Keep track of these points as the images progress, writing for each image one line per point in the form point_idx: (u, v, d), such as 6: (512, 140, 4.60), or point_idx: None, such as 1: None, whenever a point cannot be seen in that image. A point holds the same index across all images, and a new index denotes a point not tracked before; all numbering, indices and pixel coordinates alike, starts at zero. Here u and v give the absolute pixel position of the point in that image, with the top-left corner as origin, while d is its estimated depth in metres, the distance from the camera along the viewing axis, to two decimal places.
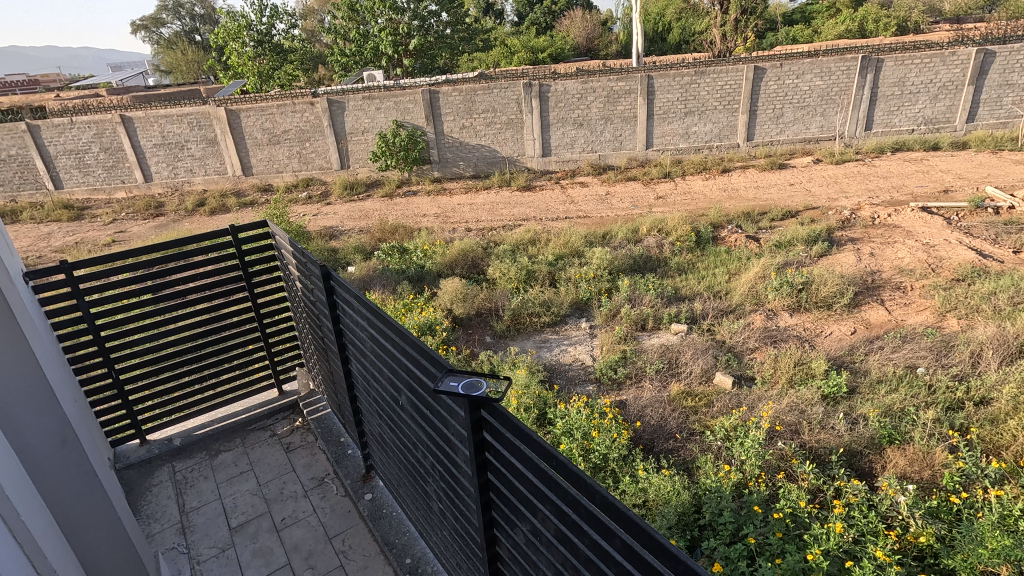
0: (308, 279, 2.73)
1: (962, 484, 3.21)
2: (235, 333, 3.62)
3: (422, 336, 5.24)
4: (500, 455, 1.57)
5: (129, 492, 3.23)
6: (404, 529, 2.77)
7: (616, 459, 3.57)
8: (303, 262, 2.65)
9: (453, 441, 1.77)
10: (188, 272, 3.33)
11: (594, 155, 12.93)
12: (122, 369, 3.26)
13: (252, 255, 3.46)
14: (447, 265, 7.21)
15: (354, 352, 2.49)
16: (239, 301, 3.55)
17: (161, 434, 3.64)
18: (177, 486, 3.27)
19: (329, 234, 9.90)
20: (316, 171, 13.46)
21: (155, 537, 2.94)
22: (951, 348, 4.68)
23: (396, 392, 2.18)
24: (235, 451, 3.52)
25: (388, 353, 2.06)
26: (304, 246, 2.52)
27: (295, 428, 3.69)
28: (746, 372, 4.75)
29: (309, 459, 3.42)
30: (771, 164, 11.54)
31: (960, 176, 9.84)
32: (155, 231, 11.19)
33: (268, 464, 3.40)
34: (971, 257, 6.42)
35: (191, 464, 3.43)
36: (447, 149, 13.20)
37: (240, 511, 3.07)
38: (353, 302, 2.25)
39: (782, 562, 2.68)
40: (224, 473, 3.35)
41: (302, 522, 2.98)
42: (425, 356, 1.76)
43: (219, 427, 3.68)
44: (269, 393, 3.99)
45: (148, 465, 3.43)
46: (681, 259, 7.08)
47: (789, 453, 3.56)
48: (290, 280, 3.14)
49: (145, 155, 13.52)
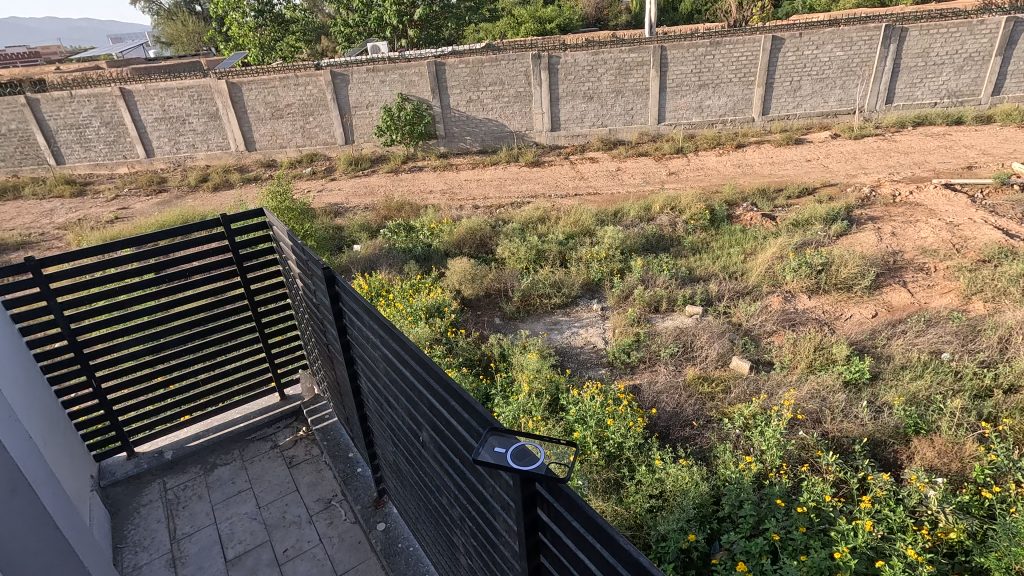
0: (311, 280, 2.54)
1: (993, 477, 3.08)
2: (231, 335, 3.43)
3: (430, 318, 5.16)
4: (556, 538, 1.30)
5: (115, 513, 3.07)
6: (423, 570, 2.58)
7: (632, 449, 3.47)
8: (307, 263, 2.47)
9: (492, 507, 1.52)
10: (174, 275, 3.12)
11: (605, 129, 12.60)
12: (103, 379, 3.06)
13: (245, 248, 3.24)
14: (454, 244, 7.04)
15: (368, 370, 2.29)
16: (233, 299, 3.34)
17: (151, 445, 3.46)
18: (168, 507, 3.11)
19: (335, 211, 9.76)
20: (320, 146, 13.21)
21: (143, 569, 2.77)
22: (978, 333, 4.52)
23: (420, 429, 1.94)
24: (232, 466, 3.37)
25: (409, 384, 1.86)
26: (310, 247, 2.31)
27: (298, 440, 3.54)
28: (763, 356, 4.61)
29: (314, 477, 3.27)
30: (786, 139, 11.21)
31: (984, 152, 9.52)
32: (159, 208, 11.06)
33: (268, 484, 3.24)
34: (998, 237, 6.20)
35: (184, 481, 3.27)
36: (454, 123, 12.89)
37: (237, 540, 2.90)
38: (372, 321, 2.01)
39: (807, 559, 2.58)
40: (220, 493, 3.18)
41: (306, 555, 2.81)
42: (458, 399, 1.53)
43: (215, 438, 3.51)
44: (269, 398, 3.82)
45: (136, 481, 3.26)
46: (695, 238, 6.89)
47: (811, 443, 3.42)
48: (294, 280, 2.94)
49: (146, 129, 13.29)
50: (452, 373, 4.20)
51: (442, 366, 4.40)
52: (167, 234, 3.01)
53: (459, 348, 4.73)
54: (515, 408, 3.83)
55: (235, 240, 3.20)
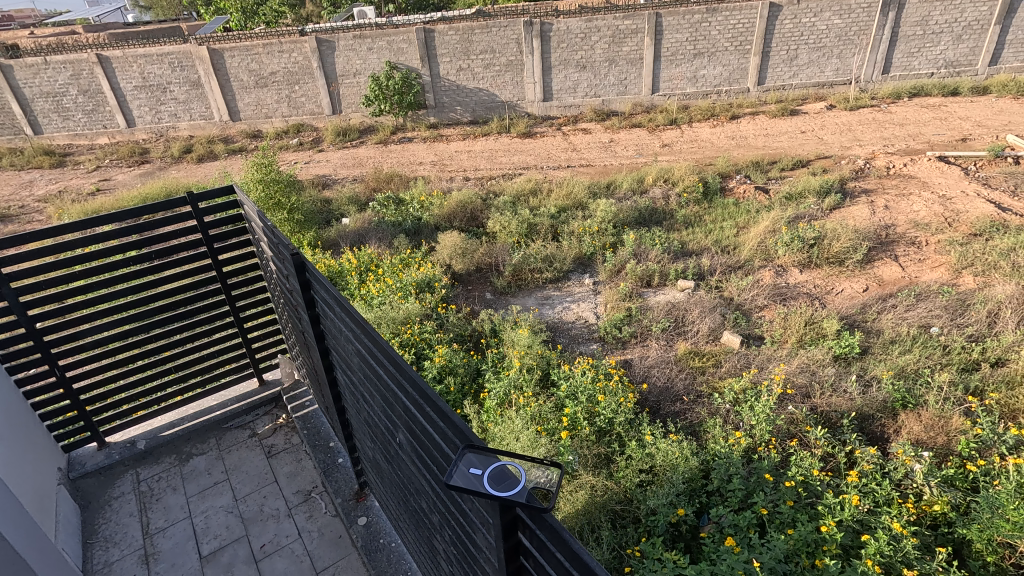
0: (281, 264, 2.40)
1: (978, 451, 3.12)
2: (204, 320, 3.23)
3: (420, 294, 5.11)
4: (538, 564, 1.22)
5: (85, 507, 2.92)
6: (405, 567, 2.48)
7: (622, 424, 3.48)
8: (277, 246, 2.32)
9: (471, 522, 1.44)
10: (139, 257, 2.91)
11: (598, 99, 12.37)
12: (67, 368, 2.87)
13: (215, 228, 3.04)
14: (445, 218, 6.92)
15: (342, 362, 2.18)
16: (204, 281, 3.14)
17: (122, 435, 3.29)
18: (140, 500, 2.96)
19: (323, 183, 9.58)
20: (306, 116, 12.90)
21: (113, 566, 2.63)
22: (967, 307, 4.53)
23: (396, 430, 1.85)
24: (208, 456, 3.21)
25: (384, 383, 1.75)
26: (279, 232, 2.14)
27: (278, 428, 3.39)
28: (754, 331, 4.62)
29: (294, 468, 3.12)
30: (782, 110, 11.07)
31: (979, 124, 9.45)
32: (141, 180, 10.81)
33: (246, 475, 3.08)
34: (990, 211, 6.19)
35: (158, 472, 3.12)
36: (444, 93, 12.59)
37: (213, 535, 2.76)
38: (346, 317, 1.88)
39: (794, 533, 2.62)
40: (195, 484, 3.03)
41: (285, 551, 2.67)
42: (435, 408, 1.43)
43: (190, 426, 3.34)
44: (248, 384, 3.65)
45: (108, 473, 3.10)
46: (688, 211, 6.82)
47: (800, 417, 3.44)
48: (267, 264, 2.79)
49: (126, 98, 12.89)
50: (442, 348, 4.17)
51: (432, 342, 4.36)
52: (128, 213, 2.81)
53: (450, 324, 4.68)
54: (505, 384, 3.81)
55: (204, 220, 2.98)
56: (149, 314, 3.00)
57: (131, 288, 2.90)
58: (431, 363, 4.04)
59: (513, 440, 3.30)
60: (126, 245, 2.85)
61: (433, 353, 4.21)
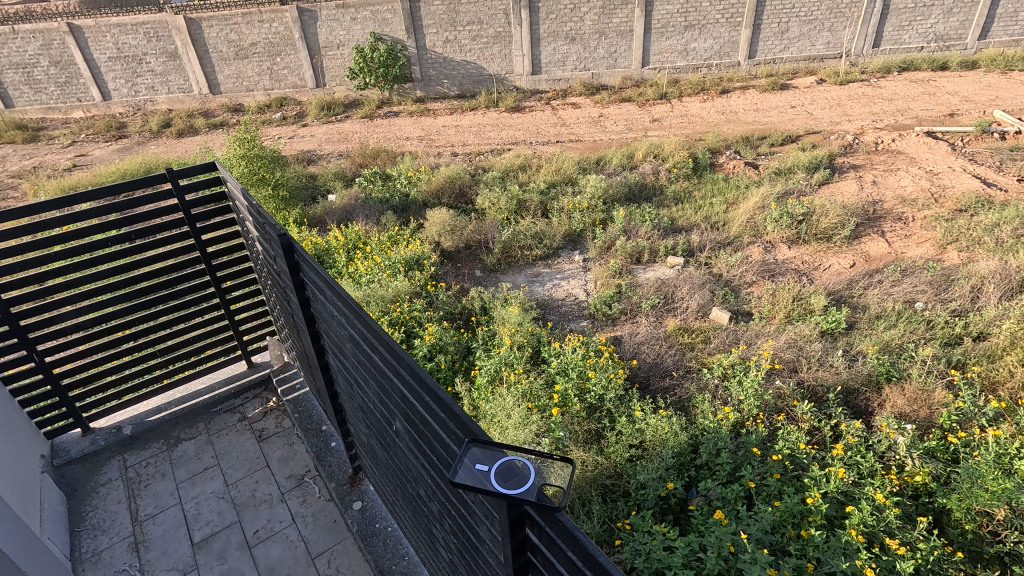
0: (268, 245, 2.33)
1: (959, 423, 3.19)
2: (189, 302, 3.15)
3: (409, 271, 5.06)
4: (546, 559, 1.21)
5: (70, 494, 2.88)
6: (402, 552, 2.48)
7: (613, 400, 3.50)
8: (262, 225, 2.24)
9: (475, 515, 1.43)
10: (119, 237, 2.82)
11: (587, 73, 12.18)
12: (46, 353, 2.79)
13: (197, 206, 2.94)
14: (433, 194, 6.83)
15: (334, 347, 2.13)
16: (187, 263, 3.06)
17: (107, 420, 3.24)
18: (128, 487, 2.93)
19: (308, 159, 9.38)
20: (289, 89, 12.57)
21: (102, 555, 2.61)
22: (951, 282, 4.58)
23: (392, 418, 1.81)
24: (197, 441, 3.18)
25: (379, 371, 1.70)
26: (266, 213, 2.07)
27: (269, 411, 3.36)
28: (743, 307, 4.65)
29: (286, 452, 3.11)
30: (772, 84, 10.99)
31: (967, 99, 9.46)
32: (119, 155, 10.51)
33: (237, 460, 3.06)
34: (975, 187, 6.24)
35: (146, 458, 3.09)
36: (430, 66, 12.32)
37: (204, 522, 2.75)
38: (338, 304, 1.82)
39: (781, 505, 2.68)
40: (185, 470, 3.01)
41: (279, 536, 2.67)
42: (435, 399, 1.38)
43: (178, 411, 3.30)
44: (236, 366, 3.60)
45: (94, 459, 3.06)
46: (678, 187, 6.80)
47: (787, 392, 3.49)
48: (254, 245, 2.72)
49: (100, 70, 12.44)
50: (432, 327, 4.15)
51: (422, 320, 4.33)
52: (105, 190, 2.71)
53: (440, 301, 4.64)
54: (496, 361, 3.81)
55: (185, 198, 2.89)
56: (131, 296, 2.92)
57: (111, 268, 2.81)
58: (421, 341, 4.03)
59: (504, 417, 3.32)
60: (105, 225, 2.76)
61: (423, 331, 4.19)
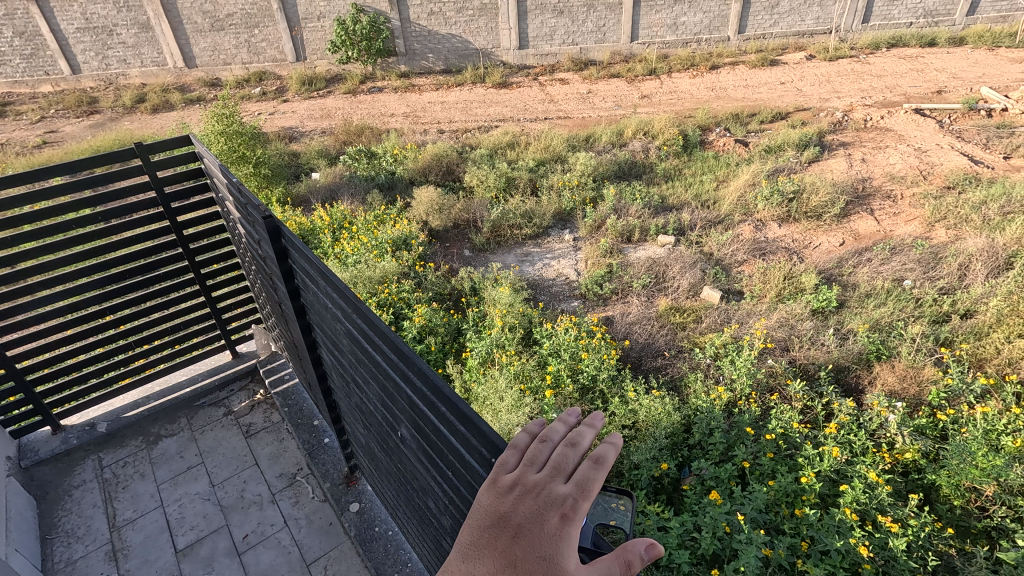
0: (254, 229, 2.20)
1: (948, 400, 3.21)
2: (165, 290, 3.02)
3: (396, 252, 4.96)
4: None
5: (41, 498, 2.77)
6: (405, 558, 2.39)
7: (606, 381, 3.47)
8: (246, 208, 2.11)
9: None
10: (88, 219, 2.67)
11: (575, 48, 11.95)
12: (8, 345, 2.63)
13: (172, 185, 2.79)
14: (420, 172, 6.68)
15: (331, 340, 2.01)
16: (164, 248, 2.92)
17: (80, 417, 3.12)
18: (105, 489, 2.82)
19: (289, 135, 9.12)
20: (268, 63, 12.18)
21: (79, 564, 2.49)
22: (940, 260, 4.59)
23: (397, 423, 1.69)
24: (179, 438, 3.09)
25: (382, 372, 1.57)
26: (255, 197, 1.94)
27: (256, 405, 3.28)
28: (734, 286, 4.63)
29: (275, 449, 3.02)
30: (761, 60, 10.88)
31: (955, 76, 9.45)
32: (91, 131, 10.13)
33: (222, 458, 2.97)
34: (963, 164, 6.26)
35: (123, 457, 2.99)
36: (414, 39, 11.99)
37: (189, 527, 2.65)
38: (335, 297, 1.69)
39: (775, 484, 2.68)
40: (167, 470, 2.91)
41: (270, 542, 2.57)
42: (450, 408, 1.23)
43: (156, 406, 3.20)
44: (220, 356, 3.52)
45: (66, 459, 2.95)
46: (668, 165, 6.73)
47: (779, 371, 3.49)
48: (238, 230, 2.60)
49: (68, 41, 11.92)
50: (421, 308, 4.08)
51: (411, 301, 4.25)
52: (72, 168, 2.56)
53: (429, 282, 4.56)
54: (487, 342, 3.76)
55: (160, 177, 2.74)
56: (101, 285, 2.78)
57: (78, 253, 2.67)
58: (411, 323, 3.95)
59: (497, 399, 3.27)
60: (72, 205, 2.61)
61: (412, 312, 4.11)
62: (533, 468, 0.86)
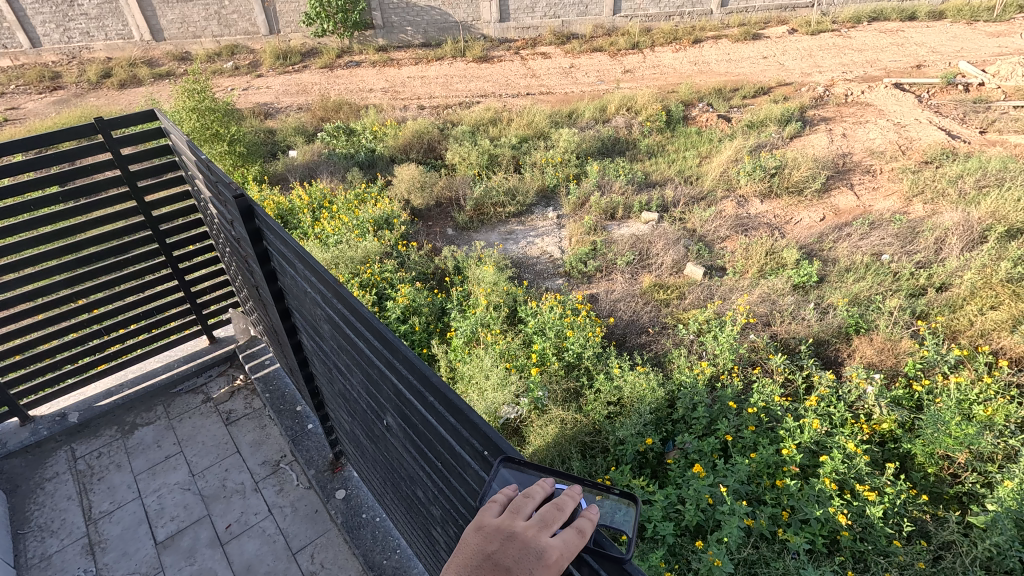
0: (227, 211, 2.14)
1: (923, 370, 3.30)
2: (136, 274, 2.94)
3: (378, 231, 4.89)
4: None
5: (13, 492, 2.71)
6: (393, 544, 2.41)
7: (591, 357, 3.49)
8: (217, 187, 2.04)
9: None
10: (53, 201, 2.56)
11: (557, 21, 11.73)
12: None
13: (137, 164, 2.68)
14: (400, 149, 6.55)
15: (309, 325, 1.98)
16: (133, 232, 2.82)
17: (49, 407, 3.05)
18: (80, 480, 2.77)
19: (265, 112, 8.86)
20: (241, 36, 11.77)
21: (56, 557, 2.46)
22: (917, 235, 4.66)
23: (383, 412, 1.66)
24: (155, 427, 3.04)
25: (366, 359, 1.54)
26: (226, 176, 1.88)
27: (236, 391, 3.24)
28: (717, 262, 4.65)
29: (257, 436, 2.99)
30: (744, 34, 10.80)
31: (934, 50, 9.49)
32: (55, 108, 9.73)
33: (202, 446, 2.93)
34: (941, 139, 6.33)
35: (97, 447, 2.94)
36: (392, 11, 11.66)
37: (169, 517, 2.61)
38: (314, 282, 1.64)
39: (756, 456, 2.73)
40: (144, 460, 2.87)
41: (254, 531, 2.55)
42: (440, 400, 1.20)
43: (131, 394, 3.14)
44: (196, 342, 3.46)
45: (38, 450, 2.89)
46: (651, 141, 6.69)
47: (761, 345, 3.55)
48: (209, 211, 2.52)
49: (26, 12, 11.38)
50: (405, 288, 4.04)
51: (393, 282, 4.21)
52: (30, 149, 2.43)
53: (412, 262, 4.51)
54: (472, 322, 3.74)
55: (125, 155, 2.62)
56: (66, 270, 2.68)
57: (40, 236, 2.56)
58: (394, 304, 3.91)
59: (482, 378, 3.27)
60: (33, 186, 2.48)
61: (395, 293, 4.07)
62: (521, 515, 0.85)
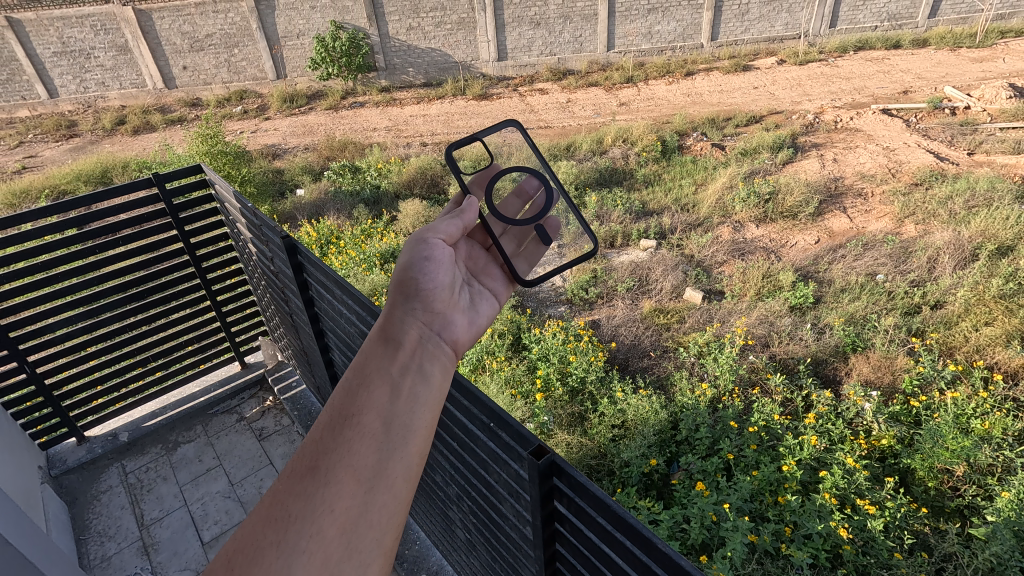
0: (265, 245, 2.30)
1: (920, 387, 3.37)
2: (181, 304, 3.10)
3: (384, 264, 5.03)
4: (576, 530, 1.21)
5: (71, 504, 2.80)
6: (413, 537, 2.43)
7: (594, 382, 3.57)
8: (260, 229, 2.19)
9: (497, 494, 1.46)
10: (110, 240, 2.74)
11: (553, 58, 12.18)
12: (37, 363, 2.71)
13: (183, 208, 2.85)
14: (405, 185, 6.77)
15: (339, 342, 2.13)
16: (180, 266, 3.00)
17: (103, 427, 3.16)
18: (131, 492, 2.85)
19: (273, 152, 9.19)
20: (249, 82, 12.22)
21: (112, 561, 2.54)
22: (909, 255, 4.76)
23: None
24: (196, 443, 3.11)
25: None
26: (262, 212, 2.07)
27: (265, 410, 3.29)
28: (715, 286, 4.77)
29: (287, 449, 3.05)
30: (735, 66, 11.16)
31: (920, 76, 9.77)
32: (71, 155, 10.09)
33: (239, 458, 3.01)
34: (929, 161, 6.51)
35: (145, 462, 3.01)
36: (394, 54, 12.18)
37: (213, 521, 2.69)
38: (347, 303, 1.79)
39: (758, 474, 2.80)
40: (187, 472, 2.94)
41: None
42: (460, 389, 1.39)
43: (175, 414, 3.23)
44: (229, 368, 3.55)
45: (91, 467, 2.98)
46: (647, 171, 6.89)
47: (760, 366, 3.62)
48: (241, 241, 2.70)
49: (45, 65, 11.90)
50: None
51: None
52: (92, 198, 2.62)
53: None
54: (478, 350, 3.83)
55: (172, 198, 2.80)
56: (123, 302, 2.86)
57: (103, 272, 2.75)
58: None
59: None
60: (95, 227, 2.67)
61: None
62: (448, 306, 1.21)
